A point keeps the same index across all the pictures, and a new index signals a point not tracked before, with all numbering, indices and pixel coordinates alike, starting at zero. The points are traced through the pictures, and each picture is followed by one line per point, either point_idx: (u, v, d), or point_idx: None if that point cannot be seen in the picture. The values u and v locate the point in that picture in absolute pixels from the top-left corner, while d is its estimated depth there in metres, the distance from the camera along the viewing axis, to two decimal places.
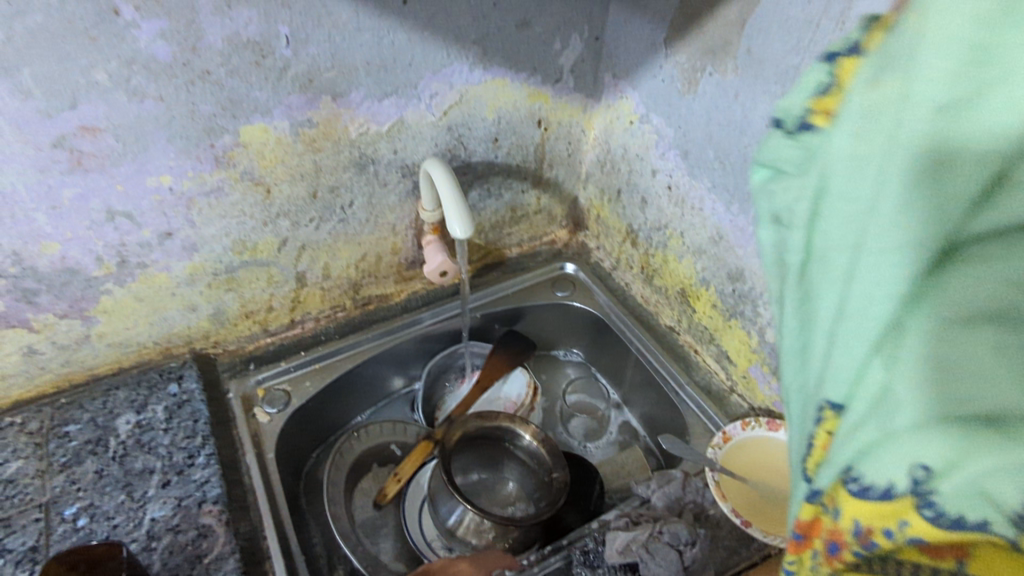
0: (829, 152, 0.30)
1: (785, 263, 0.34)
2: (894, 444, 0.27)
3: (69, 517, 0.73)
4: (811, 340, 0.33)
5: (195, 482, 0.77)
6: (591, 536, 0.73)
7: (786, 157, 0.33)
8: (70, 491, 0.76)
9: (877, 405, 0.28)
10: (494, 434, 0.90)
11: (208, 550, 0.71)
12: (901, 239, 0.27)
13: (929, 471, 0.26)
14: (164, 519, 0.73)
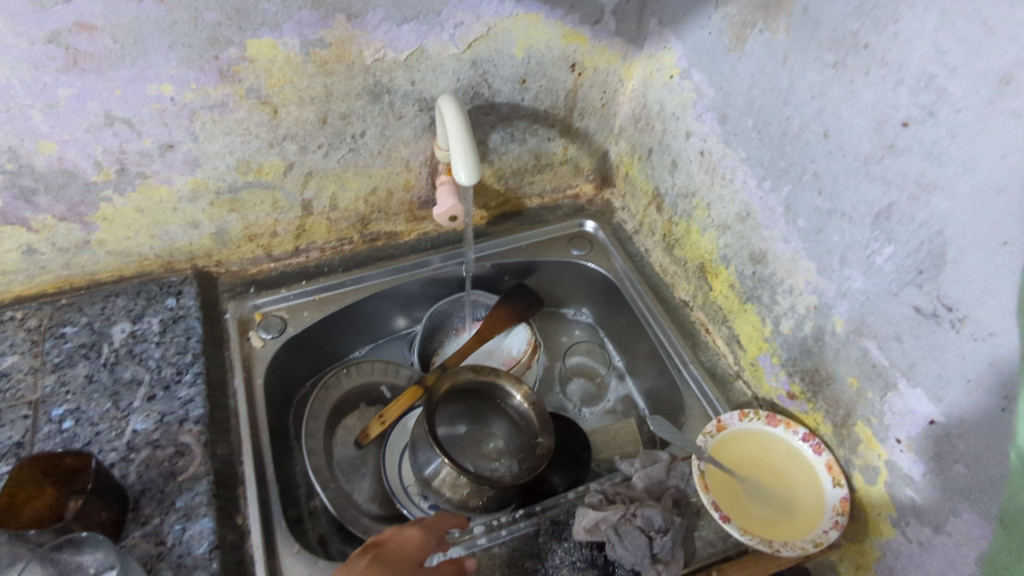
0: None
1: None
2: None
3: (55, 418, 0.75)
4: None
5: (179, 400, 0.78)
6: (564, 507, 0.72)
7: None
8: (59, 392, 0.78)
9: None
10: (485, 389, 0.87)
11: (183, 469, 0.72)
12: None
13: None
14: (145, 432, 0.75)
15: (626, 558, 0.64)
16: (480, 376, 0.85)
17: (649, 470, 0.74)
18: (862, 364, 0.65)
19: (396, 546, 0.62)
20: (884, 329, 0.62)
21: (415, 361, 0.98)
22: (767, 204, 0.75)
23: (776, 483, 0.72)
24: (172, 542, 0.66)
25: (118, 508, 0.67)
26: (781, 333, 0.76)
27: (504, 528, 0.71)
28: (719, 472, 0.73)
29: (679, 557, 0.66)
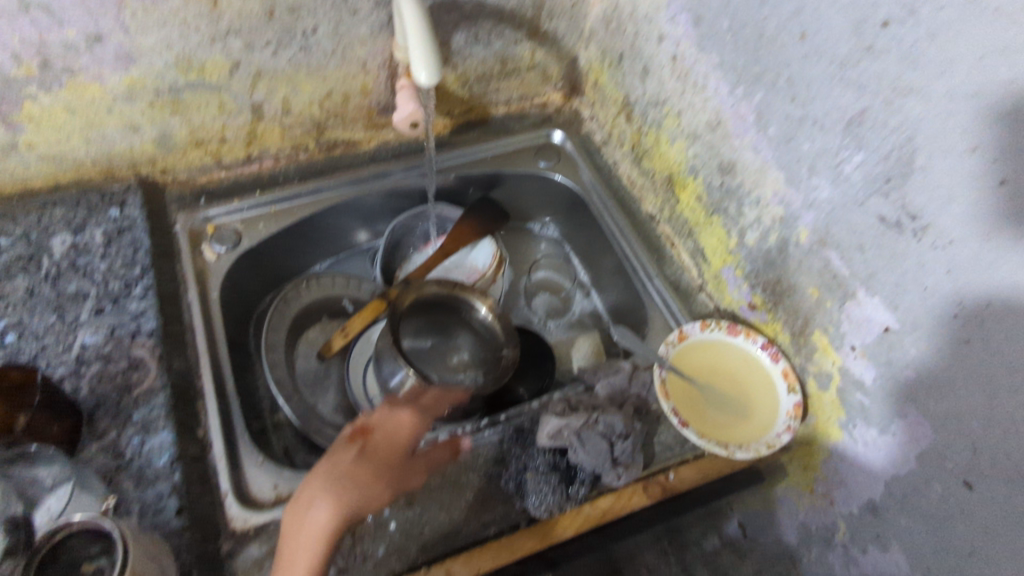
0: None
1: None
2: None
3: None
4: None
5: (130, 314, 0.75)
6: (527, 416, 0.73)
7: None
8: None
9: None
10: (450, 303, 0.86)
11: (138, 383, 0.70)
12: None
13: None
14: (96, 346, 0.72)
15: (586, 462, 0.67)
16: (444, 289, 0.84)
17: (610, 380, 0.75)
18: (823, 275, 0.66)
19: (387, 435, 0.69)
20: (847, 239, 0.62)
21: (376, 275, 0.94)
22: (738, 113, 0.73)
23: (733, 390, 0.75)
24: (130, 454, 0.65)
25: (71, 422, 0.65)
26: (745, 246, 0.76)
27: (468, 436, 0.73)
28: (679, 380, 0.75)
29: (637, 459, 0.69)
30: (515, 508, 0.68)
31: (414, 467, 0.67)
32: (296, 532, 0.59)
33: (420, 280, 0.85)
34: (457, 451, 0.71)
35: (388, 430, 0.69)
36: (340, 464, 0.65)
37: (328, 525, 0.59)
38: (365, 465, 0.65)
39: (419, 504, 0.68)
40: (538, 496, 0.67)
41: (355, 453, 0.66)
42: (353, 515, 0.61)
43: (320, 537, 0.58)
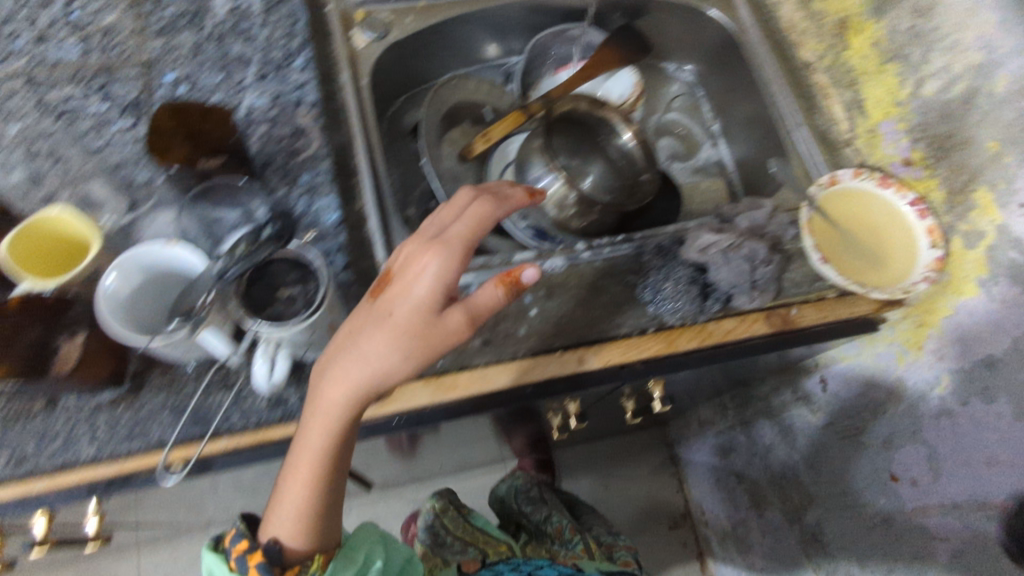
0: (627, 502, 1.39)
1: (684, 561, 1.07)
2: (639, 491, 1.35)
3: (170, 82, 0.74)
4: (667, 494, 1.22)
5: (291, 83, 0.76)
6: (668, 236, 0.76)
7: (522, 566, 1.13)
8: (170, 57, 0.76)
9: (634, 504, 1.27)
10: (592, 123, 0.86)
11: (304, 149, 0.73)
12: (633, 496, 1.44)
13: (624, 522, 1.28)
14: (262, 109, 0.74)
15: (728, 280, 0.70)
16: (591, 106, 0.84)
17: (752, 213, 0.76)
18: (1013, 126, 0.66)
19: (409, 282, 0.55)
20: None
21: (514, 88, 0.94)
22: None
23: (872, 240, 0.75)
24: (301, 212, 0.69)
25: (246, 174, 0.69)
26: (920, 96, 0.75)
27: (607, 247, 0.75)
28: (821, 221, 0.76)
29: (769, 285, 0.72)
30: (647, 315, 0.72)
31: (428, 329, 0.53)
32: (312, 400, 0.55)
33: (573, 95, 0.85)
34: (510, 293, 0.54)
35: (404, 278, 0.55)
36: (358, 321, 0.56)
37: (334, 406, 0.54)
38: (371, 327, 0.54)
39: (557, 298, 0.73)
40: (676, 304, 0.71)
41: (374, 307, 0.56)
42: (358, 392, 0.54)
43: (326, 414, 0.54)
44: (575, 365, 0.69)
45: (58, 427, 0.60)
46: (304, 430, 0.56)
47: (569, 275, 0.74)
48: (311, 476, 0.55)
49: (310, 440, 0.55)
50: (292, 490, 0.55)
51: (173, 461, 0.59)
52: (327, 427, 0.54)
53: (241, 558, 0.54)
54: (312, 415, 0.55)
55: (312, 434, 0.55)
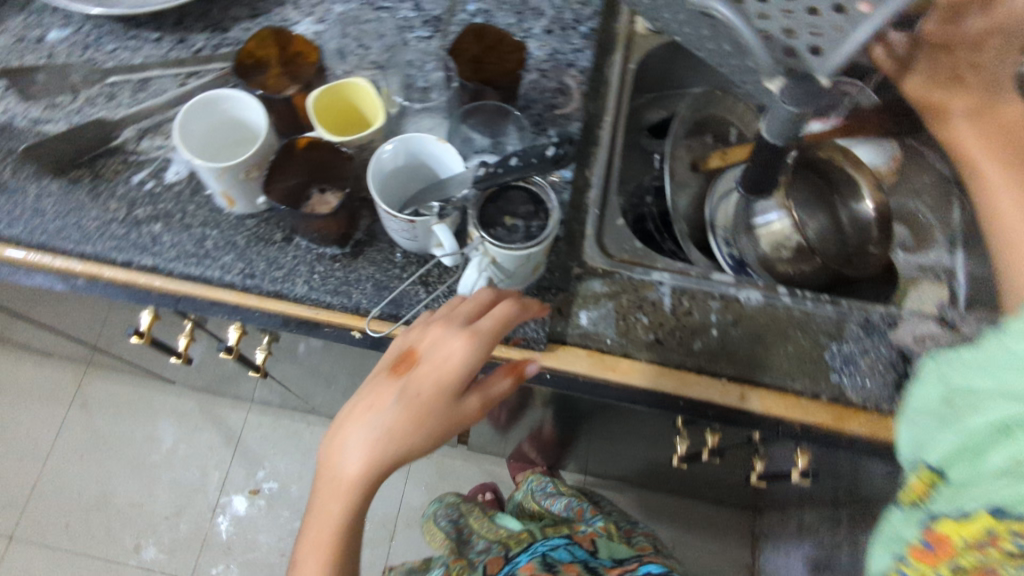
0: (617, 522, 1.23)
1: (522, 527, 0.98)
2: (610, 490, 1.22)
3: (470, 11, 0.80)
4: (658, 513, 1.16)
5: (572, 46, 0.79)
6: (882, 312, 0.71)
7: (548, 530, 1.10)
8: None
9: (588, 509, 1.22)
10: (833, 177, 0.81)
11: (562, 107, 0.76)
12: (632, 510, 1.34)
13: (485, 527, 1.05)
14: (539, 60, 0.78)
15: None
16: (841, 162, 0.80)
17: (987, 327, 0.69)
18: None
19: (434, 364, 0.51)
20: None
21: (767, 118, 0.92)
22: None
23: None
24: None
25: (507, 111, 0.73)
26: None
27: (810, 299, 0.72)
28: None
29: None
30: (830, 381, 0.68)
31: (449, 425, 0.51)
32: (324, 475, 0.52)
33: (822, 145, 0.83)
34: (516, 382, 0.53)
35: (428, 370, 0.51)
36: (372, 398, 0.51)
37: (346, 486, 0.50)
38: (390, 415, 0.50)
39: (743, 328, 0.70)
40: (868, 381, 0.68)
41: (391, 390, 0.51)
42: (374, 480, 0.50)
43: (344, 492, 0.51)
44: (734, 398, 0.68)
45: (284, 261, 0.68)
46: (317, 506, 0.52)
47: (762, 311, 0.71)
48: (325, 550, 0.52)
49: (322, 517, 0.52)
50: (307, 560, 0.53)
51: (370, 327, 0.66)
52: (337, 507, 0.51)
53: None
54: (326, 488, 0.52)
55: (327, 509, 0.52)
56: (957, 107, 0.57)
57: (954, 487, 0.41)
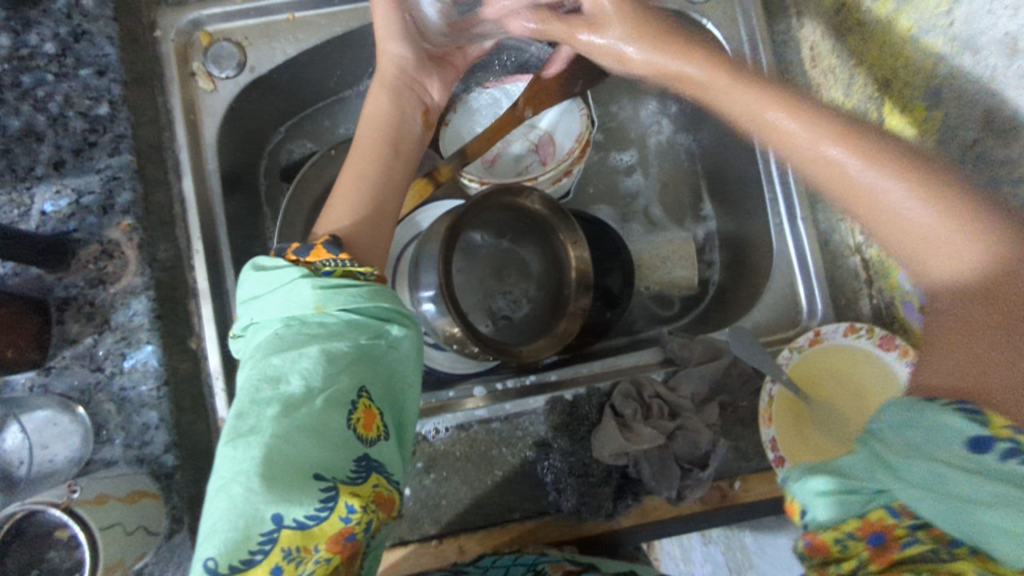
0: (276, 444, 0.38)
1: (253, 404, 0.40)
2: (272, 453, 0.37)
3: None
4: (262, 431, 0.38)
5: (98, 174, 0.55)
6: (589, 399, 0.58)
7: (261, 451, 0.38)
8: None
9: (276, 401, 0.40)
10: (528, 220, 0.64)
11: (115, 277, 0.55)
12: (297, 441, 0.38)
13: (323, 475, 0.38)
14: (59, 217, 0.54)
15: (651, 489, 0.54)
16: (529, 209, 0.62)
17: (702, 373, 0.58)
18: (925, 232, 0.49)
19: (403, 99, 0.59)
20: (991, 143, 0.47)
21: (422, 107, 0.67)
22: None
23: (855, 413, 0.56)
24: (111, 370, 0.54)
25: (31, 354, 0.51)
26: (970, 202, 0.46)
27: (509, 400, 0.60)
28: (789, 398, 0.56)
29: (708, 479, 0.54)
30: (547, 499, 0.57)
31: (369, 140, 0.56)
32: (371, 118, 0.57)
33: (521, 185, 0.62)
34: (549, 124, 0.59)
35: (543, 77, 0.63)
36: (408, 27, 0.58)
37: (394, 122, 0.57)
38: (415, 61, 0.59)
39: (440, 473, 0.58)
40: (575, 504, 0.55)
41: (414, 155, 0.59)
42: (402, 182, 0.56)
43: (379, 185, 0.55)
44: (454, 557, 0.55)
45: None
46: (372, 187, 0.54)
47: (458, 441, 0.58)
48: (384, 83, 0.58)
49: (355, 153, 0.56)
50: (354, 190, 0.54)
51: None
52: (389, 90, 0.58)
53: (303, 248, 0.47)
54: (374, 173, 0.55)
55: (394, 146, 0.57)
56: (779, 110, 0.45)
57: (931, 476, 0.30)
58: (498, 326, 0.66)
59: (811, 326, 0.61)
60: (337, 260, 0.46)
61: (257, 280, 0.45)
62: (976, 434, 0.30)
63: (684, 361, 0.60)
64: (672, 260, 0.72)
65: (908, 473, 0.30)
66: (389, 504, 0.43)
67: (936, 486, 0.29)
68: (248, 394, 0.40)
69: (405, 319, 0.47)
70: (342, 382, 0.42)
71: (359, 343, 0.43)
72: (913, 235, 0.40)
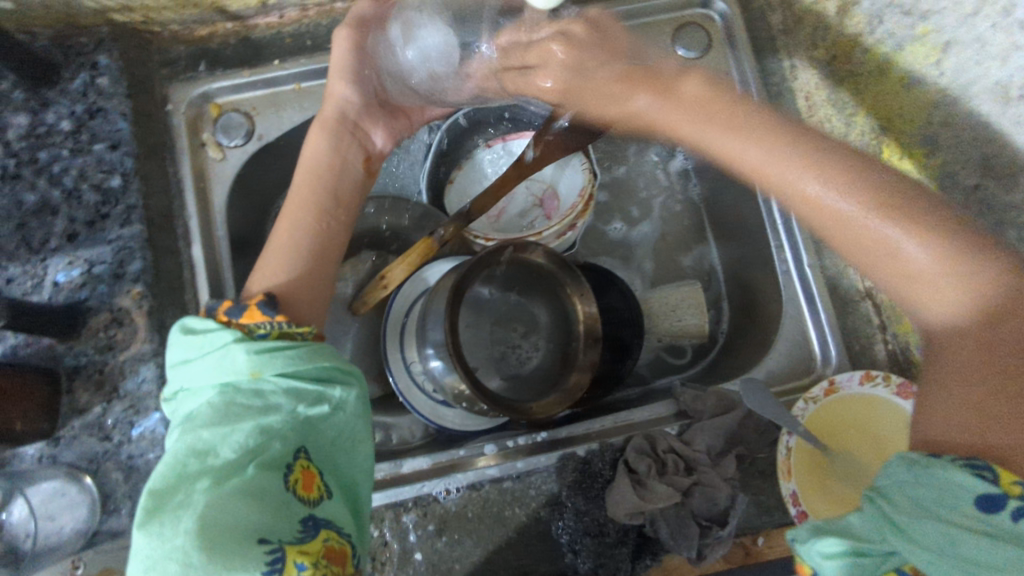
0: (217, 509, 0.38)
1: (186, 470, 0.39)
2: (213, 521, 0.37)
3: None
4: (198, 501, 0.38)
5: (110, 244, 0.56)
6: (602, 453, 0.56)
7: (202, 518, 0.37)
8: None
9: (217, 470, 0.40)
10: (532, 270, 0.64)
11: (124, 345, 0.55)
12: (241, 510, 0.38)
13: (266, 541, 0.39)
14: (70, 287, 0.55)
15: (670, 548, 0.52)
16: (532, 259, 0.62)
17: (718, 426, 0.56)
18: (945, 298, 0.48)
19: (346, 142, 0.58)
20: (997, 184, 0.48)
21: (426, 167, 0.69)
22: None
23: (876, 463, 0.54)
24: (119, 439, 0.54)
25: (40, 426, 0.51)
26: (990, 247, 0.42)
27: (521, 458, 0.58)
28: (808, 450, 0.54)
29: (730, 536, 0.52)
30: (562, 561, 0.55)
31: (301, 187, 0.56)
32: (307, 159, 0.57)
33: (524, 237, 0.62)
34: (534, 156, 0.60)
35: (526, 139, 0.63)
36: (359, 70, 0.58)
37: (334, 168, 0.57)
38: (364, 106, 0.59)
39: (451, 536, 0.56)
40: (591, 566, 0.53)
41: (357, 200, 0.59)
42: (337, 232, 0.56)
43: (313, 237, 0.55)
44: None
45: None
46: (306, 240, 0.54)
47: (468, 502, 0.57)
48: (328, 125, 0.58)
49: (290, 199, 0.56)
50: (283, 240, 0.54)
51: None
52: (332, 133, 0.58)
53: (235, 306, 0.46)
54: (318, 216, 0.55)
55: (336, 198, 0.57)
56: (809, 172, 0.45)
57: (952, 537, 0.31)
58: (507, 381, 0.65)
59: (825, 373, 0.59)
60: (273, 322, 0.46)
61: (185, 339, 0.45)
62: (987, 492, 0.32)
63: (697, 412, 0.58)
64: (682, 306, 0.71)
65: (920, 535, 0.32)
66: (344, 558, 0.43)
67: (952, 546, 0.31)
68: (180, 460, 0.40)
69: (348, 375, 0.47)
70: (278, 446, 0.42)
71: (296, 408, 0.43)
72: (899, 270, 0.42)
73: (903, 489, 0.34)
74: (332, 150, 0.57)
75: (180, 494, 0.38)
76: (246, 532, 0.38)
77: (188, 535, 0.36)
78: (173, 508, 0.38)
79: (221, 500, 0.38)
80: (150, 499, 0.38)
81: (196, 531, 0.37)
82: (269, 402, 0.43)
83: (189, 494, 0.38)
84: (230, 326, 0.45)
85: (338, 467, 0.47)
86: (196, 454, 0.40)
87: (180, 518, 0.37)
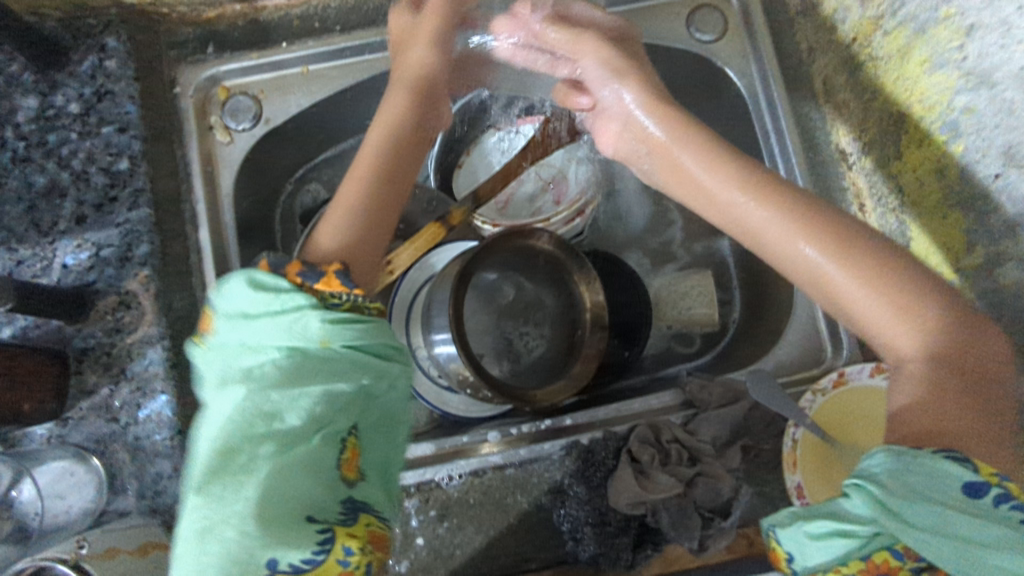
0: (271, 482, 0.38)
1: (252, 434, 0.39)
2: (268, 494, 0.38)
3: None
4: (258, 471, 0.38)
5: (118, 228, 0.56)
6: (605, 442, 0.56)
7: (256, 489, 0.38)
8: None
9: (280, 439, 0.40)
10: (539, 258, 0.64)
11: (132, 327, 0.56)
12: (295, 488, 0.39)
13: (315, 518, 0.40)
14: (79, 270, 0.55)
15: (671, 539, 0.52)
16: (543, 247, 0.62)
17: (722, 416, 0.56)
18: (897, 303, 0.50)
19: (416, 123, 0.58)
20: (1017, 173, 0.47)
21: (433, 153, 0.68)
22: None
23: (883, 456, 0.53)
24: (126, 420, 0.55)
25: (50, 406, 0.52)
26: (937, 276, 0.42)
27: (524, 445, 0.58)
28: (814, 442, 0.54)
29: (731, 527, 0.52)
30: (564, 548, 0.55)
31: (370, 157, 0.56)
32: (379, 133, 0.57)
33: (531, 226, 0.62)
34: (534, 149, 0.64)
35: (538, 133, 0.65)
36: (440, 43, 0.58)
37: (400, 146, 0.57)
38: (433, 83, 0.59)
39: (453, 522, 0.56)
40: (592, 554, 0.53)
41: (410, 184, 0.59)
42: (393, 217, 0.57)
43: (373, 217, 0.55)
44: None
45: None
46: (368, 220, 0.54)
47: (470, 488, 0.57)
48: (402, 98, 0.58)
49: (355, 174, 0.55)
50: (343, 216, 0.54)
51: None
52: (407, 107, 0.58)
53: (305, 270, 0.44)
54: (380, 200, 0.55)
55: (399, 179, 0.57)
56: (744, 192, 0.47)
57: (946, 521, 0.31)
58: (513, 368, 0.65)
59: (836, 364, 0.58)
60: (348, 295, 0.44)
61: (244, 288, 0.41)
62: (968, 480, 0.32)
63: (702, 402, 0.58)
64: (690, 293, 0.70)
65: (914, 518, 0.31)
66: (381, 539, 0.44)
67: (954, 531, 0.31)
68: (241, 421, 0.39)
69: (407, 355, 0.47)
70: (337, 423, 0.43)
71: (361, 381, 0.43)
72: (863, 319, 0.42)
73: (890, 473, 0.33)
74: (402, 128, 0.57)
75: (243, 460, 0.38)
76: (296, 509, 0.39)
77: (244, 506, 0.37)
78: (235, 473, 0.38)
79: (278, 475, 0.39)
80: (213, 457, 0.38)
81: (248, 501, 0.37)
82: (337, 372, 0.42)
83: (250, 461, 0.38)
84: (302, 288, 0.43)
85: (381, 449, 0.47)
86: (263, 421, 0.39)
87: (234, 483, 0.37)
